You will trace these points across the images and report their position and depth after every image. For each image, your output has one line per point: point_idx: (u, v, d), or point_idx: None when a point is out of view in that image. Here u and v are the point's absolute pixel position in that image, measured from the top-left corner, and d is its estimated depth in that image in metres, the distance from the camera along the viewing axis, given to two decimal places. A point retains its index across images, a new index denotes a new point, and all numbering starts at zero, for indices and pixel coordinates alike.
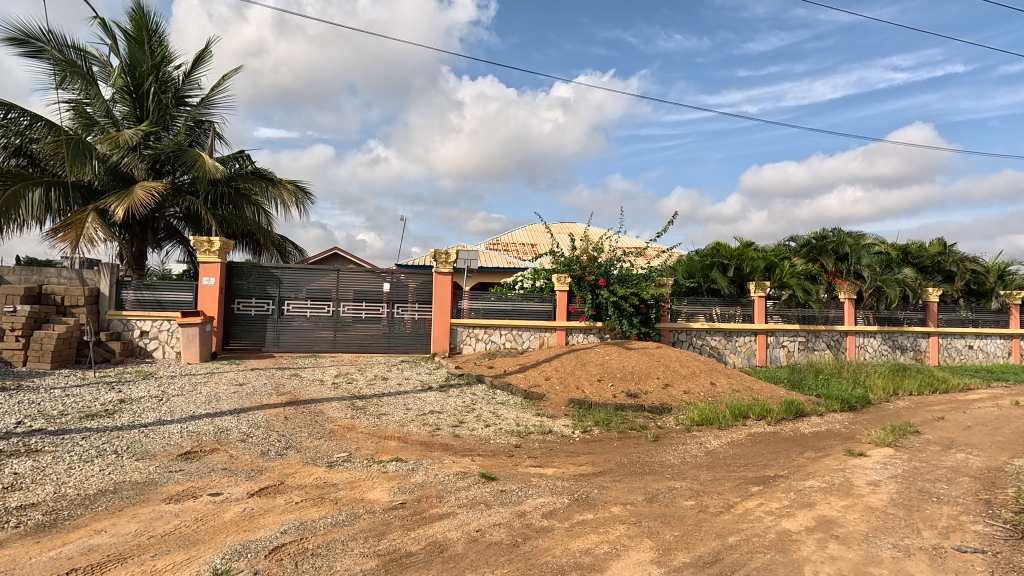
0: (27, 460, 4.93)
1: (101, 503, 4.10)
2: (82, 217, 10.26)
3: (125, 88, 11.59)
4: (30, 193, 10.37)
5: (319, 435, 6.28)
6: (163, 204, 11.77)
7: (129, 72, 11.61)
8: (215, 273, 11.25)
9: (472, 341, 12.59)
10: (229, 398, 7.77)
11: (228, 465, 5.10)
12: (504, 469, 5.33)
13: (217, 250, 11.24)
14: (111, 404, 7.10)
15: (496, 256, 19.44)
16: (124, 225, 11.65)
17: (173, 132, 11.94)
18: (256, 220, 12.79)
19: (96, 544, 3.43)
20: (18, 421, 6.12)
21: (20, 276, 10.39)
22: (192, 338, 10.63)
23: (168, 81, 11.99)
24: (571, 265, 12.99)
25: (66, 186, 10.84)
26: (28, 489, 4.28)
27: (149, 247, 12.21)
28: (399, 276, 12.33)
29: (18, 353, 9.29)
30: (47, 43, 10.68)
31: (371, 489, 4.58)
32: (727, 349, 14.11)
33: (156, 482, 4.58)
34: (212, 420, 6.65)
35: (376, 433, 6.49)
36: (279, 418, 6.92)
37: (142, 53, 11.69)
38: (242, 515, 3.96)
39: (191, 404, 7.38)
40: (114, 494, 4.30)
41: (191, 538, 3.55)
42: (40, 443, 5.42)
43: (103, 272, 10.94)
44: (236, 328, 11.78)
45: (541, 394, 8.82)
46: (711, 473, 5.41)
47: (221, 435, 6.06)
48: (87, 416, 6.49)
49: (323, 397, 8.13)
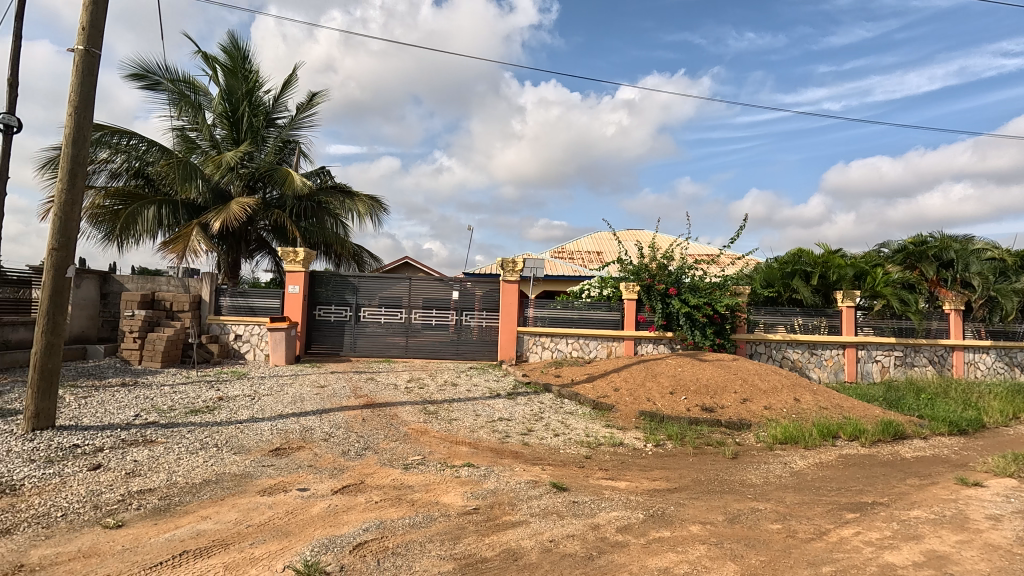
0: (145, 449, 5.50)
1: (205, 492, 4.48)
2: (187, 231, 11.35)
3: (224, 113, 12.77)
4: (146, 211, 11.61)
5: (395, 437, 6.53)
6: (254, 218, 12.81)
7: (227, 99, 12.77)
8: (300, 281, 12.06)
9: (539, 349, 12.60)
10: (312, 399, 8.26)
11: (313, 462, 5.42)
12: (574, 480, 5.26)
13: (302, 260, 12.05)
14: (211, 401, 7.77)
15: (561, 264, 19.41)
16: (221, 237, 12.72)
17: (264, 152, 12.95)
18: (335, 231, 13.55)
19: (203, 529, 3.75)
20: (135, 414, 6.83)
21: (138, 284, 11.82)
22: (279, 341, 11.43)
23: (259, 106, 13.08)
24: (639, 273, 12.58)
25: (175, 204, 12.03)
26: (145, 475, 4.77)
27: (242, 257, 13.29)
28: (467, 284, 12.61)
29: (135, 352, 10.45)
30: (161, 77, 11.99)
31: (445, 493, 4.69)
32: (811, 363, 13.19)
33: (251, 475, 4.95)
34: (298, 419, 7.09)
35: (448, 438, 6.64)
36: (357, 419, 7.27)
37: (239, 82, 12.87)
38: (327, 510, 4.19)
39: (279, 403, 7.91)
40: (215, 484, 4.68)
41: (284, 529, 3.80)
42: (154, 434, 6.03)
43: (205, 280, 12.02)
44: (317, 333, 12.52)
45: (611, 405, 8.64)
46: (798, 496, 5.04)
47: (306, 433, 6.45)
48: (192, 411, 7.14)
49: (398, 401, 8.44)
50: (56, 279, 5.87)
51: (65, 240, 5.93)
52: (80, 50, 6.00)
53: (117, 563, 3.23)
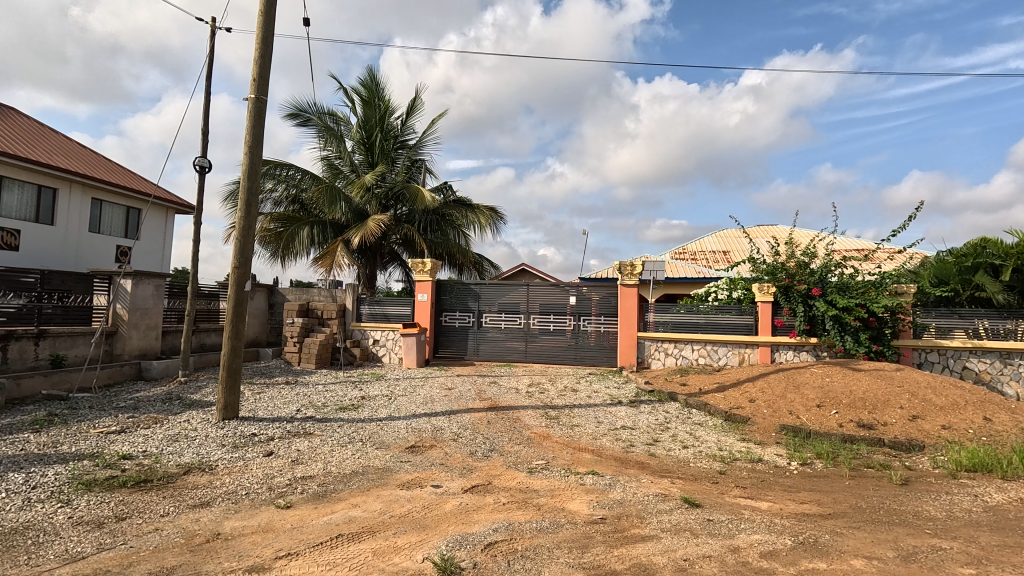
0: (305, 440, 6.28)
1: (354, 482, 4.97)
2: (334, 248, 12.77)
3: (362, 140, 14.20)
4: (302, 232, 13.29)
5: (518, 441, 6.67)
6: (387, 232, 13.97)
7: (364, 127, 14.19)
8: (428, 289, 12.93)
9: (661, 356, 12.04)
10: (441, 401, 8.77)
11: (444, 461, 5.74)
12: (708, 496, 4.92)
13: (429, 270, 12.90)
14: (356, 400, 8.63)
15: (682, 265, 18.44)
16: (360, 252, 14.09)
17: (395, 173, 14.15)
18: (457, 242, 14.38)
19: (354, 516, 4.16)
20: (297, 409, 7.83)
21: (296, 295, 13.59)
22: (411, 346, 12.36)
23: (390, 131, 14.36)
24: (775, 273, 11.44)
25: (324, 224, 13.62)
26: (307, 464, 5.43)
27: (378, 269, 14.59)
28: (584, 289, 12.53)
29: (295, 355, 11.98)
30: (312, 113, 13.73)
31: (571, 500, 4.67)
32: (1005, 376, 10.91)
33: (391, 469, 5.39)
34: (430, 419, 7.57)
35: (570, 444, 6.62)
36: (482, 421, 7.56)
37: (373, 111, 14.24)
38: (459, 508, 4.41)
39: (413, 403, 8.53)
40: (362, 475, 5.18)
41: (422, 523, 4.06)
42: (312, 428, 6.86)
43: (348, 290, 13.42)
44: (443, 338, 13.30)
45: (745, 417, 7.94)
46: (997, 537, 4.17)
47: (437, 433, 6.87)
48: (340, 408, 8.00)
49: (519, 405, 8.62)
50: (237, 293, 6.96)
51: (243, 260, 7.00)
52: (253, 98, 7.08)
53: (288, 540, 3.71)
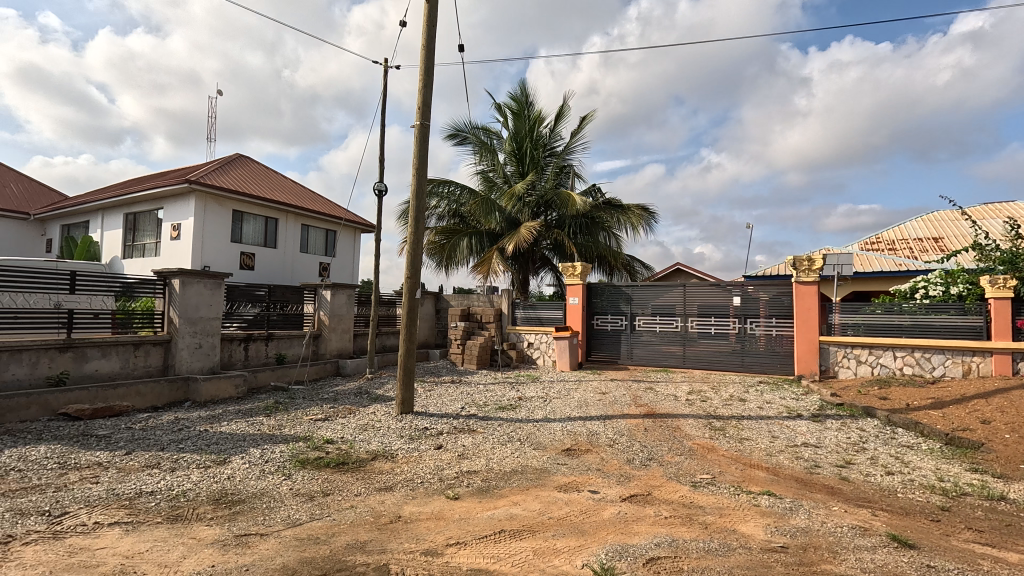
0: (469, 436, 6.74)
1: (514, 480, 5.17)
2: (490, 256, 13.50)
3: (513, 152, 14.85)
4: (462, 242, 14.34)
5: (679, 451, 6.27)
6: (539, 239, 14.36)
7: (515, 139, 14.82)
8: (579, 293, 12.99)
9: (851, 364, 10.32)
10: (595, 405, 8.69)
11: (601, 467, 5.66)
12: (926, 536, 4.04)
13: (579, 273, 12.92)
14: (513, 400, 9.00)
15: (876, 257, 15.67)
16: (514, 259, 14.63)
17: (545, 179, 14.52)
18: (607, 244, 14.36)
19: (514, 513, 4.31)
20: (462, 406, 8.45)
21: (459, 301, 14.75)
22: (564, 349, 12.51)
23: (539, 139, 14.79)
24: (1015, 260, 9.49)
25: (481, 234, 14.53)
26: (471, 459, 5.81)
27: (530, 274, 15.04)
28: (750, 288, 11.40)
29: (459, 356, 13.06)
30: (467, 132, 14.76)
31: (743, 521, 4.23)
32: None
33: (549, 470, 5.48)
34: (585, 423, 7.55)
35: (740, 459, 6.01)
36: (639, 428, 7.29)
37: (523, 123, 14.81)
38: (617, 517, 4.29)
39: (567, 406, 8.60)
40: (522, 474, 5.35)
41: (580, 528, 4.05)
42: (475, 425, 7.34)
43: (503, 295, 14.10)
44: (595, 341, 13.17)
45: (976, 442, 6.37)
46: None
47: (592, 437, 6.81)
48: (500, 408, 8.42)
49: (679, 413, 8.13)
50: (410, 301, 7.76)
51: (415, 270, 7.79)
52: (419, 125, 7.86)
53: (457, 529, 3.99)
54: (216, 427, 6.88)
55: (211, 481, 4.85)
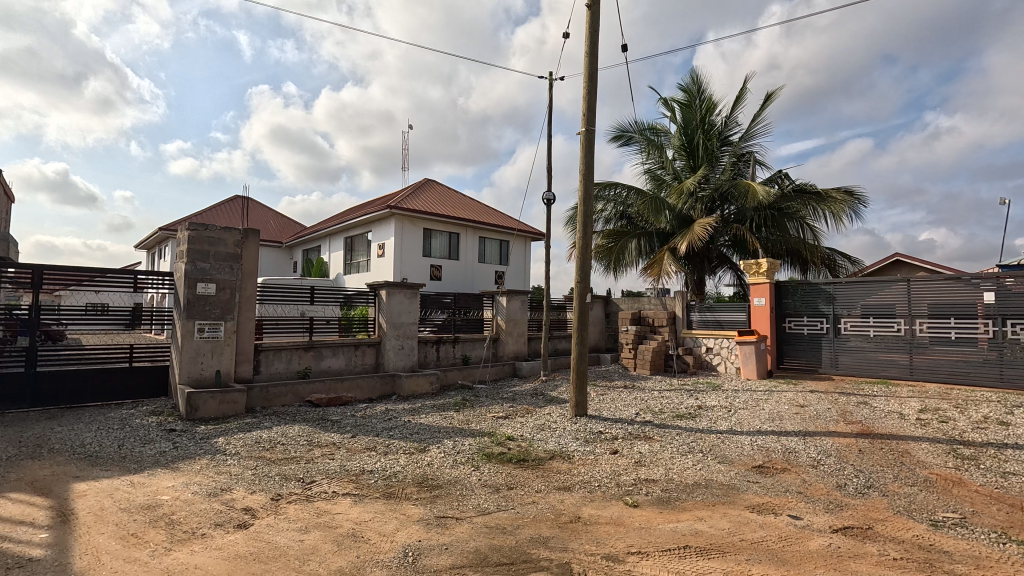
0: (646, 444, 6.52)
1: (698, 494, 4.85)
2: (661, 256, 12.87)
3: (682, 145, 14.04)
4: (631, 244, 14.01)
5: (910, 481, 5.18)
6: (716, 235, 13.33)
7: (684, 132, 13.99)
8: (766, 293, 11.57)
9: None
10: (792, 419, 7.67)
11: (803, 490, 4.97)
12: None
13: (765, 271, 11.56)
14: (693, 409, 8.46)
15: None
16: (687, 258, 13.73)
17: (720, 172, 13.49)
18: (799, 237, 12.68)
19: (700, 529, 4.04)
20: (637, 412, 8.24)
21: (629, 304, 14.42)
22: (749, 355, 11.33)
23: (712, 129, 13.77)
24: None
25: (651, 234, 14.03)
26: (649, 467, 5.62)
27: (707, 274, 13.95)
28: (1009, 281, 8.93)
29: (631, 360, 12.83)
30: (633, 131, 14.30)
31: None
32: None
33: (738, 488, 5.02)
34: (780, 438, 6.73)
35: (1006, 499, 4.71)
36: (852, 449, 6.22)
37: (693, 114, 13.88)
38: (828, 550, 3.72)
39: (757, 419, 7.76)
40: (707, 489, 4.99)
41: (780, 556, 3.61)
42: (652, 432, 7.08)
43: (677, 297, 13.27)
44: (788, 346, 11.68)
45: None
46: None
47: (790, 455, 6.03)
48: (678, 416, 7.99)
49: (907, 435, 6.72)
50: (581, 305, 7.87)
51: (585, 275, 7.88)
52: (584, 131, 7.96)
53: (638, 537, 3.89)
54: (416, 419, 7.86)
55: (414, 466, 5.55)
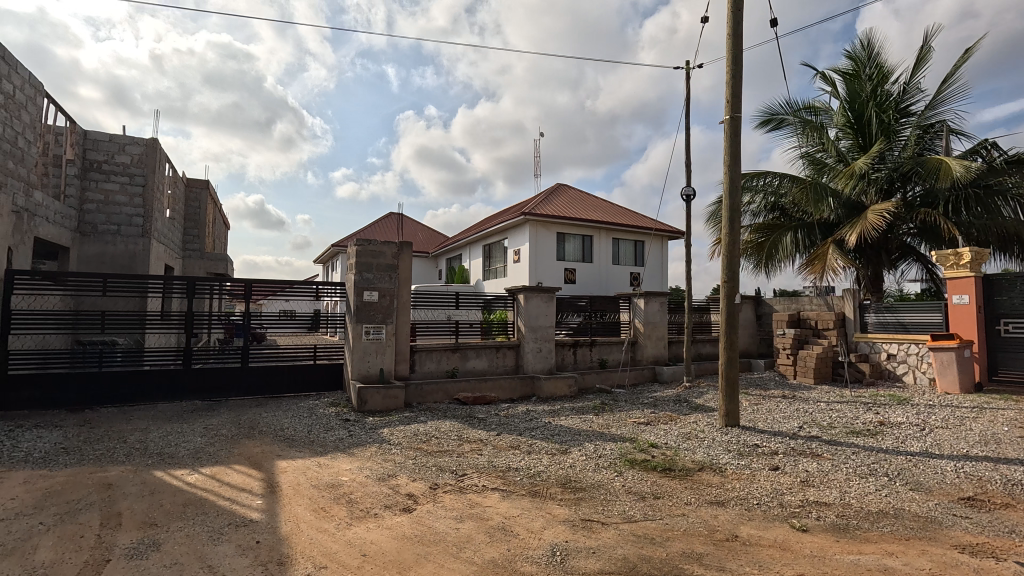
0: (814, 462, 5.80)
1: (885, 525, 4.16)
2: (824, 250, 11.37)
3: (848, 123, 12.23)
4: (785, 238, 12.62)
5: None
6: (896, 223, 11.41)
7: (851, 107, 12.15)
8: (969, 288, 9.47)
9: None
10: (1015, 444, 6.20)
11: None
12: None
13: (969, 262, 9.45)
14: (872, 425, 7.30)
15: None
16: (858, 251, 11.96)
17: (899, 149, 11.50)
18: (1016, 219, 10.30)
19: (890, 566, 3.46)
20: (799, 426, 7.37)
21: (785, 305, 12.98)
22: (947, 363, 9.50)
23: (888, 100, 11.80)
24: None
25: (810, 226, 12.51)
26: (819, 488, 4.99)
27: (885, 268, 11.99)
28: None
29: (790, 367, 11.60)
30: (785, 112, 12.78)
31: None
32: None
33: (940, 522, 4.20)
34: (997, 466, 5.49)
35: None
36: None
37: (861, 85, 11.98)
38: None
39: (962, 441, 6.42)
40: (897, 520, 4.26)
41: None
42: (820, 449, 6.27)
43: (847, 297, 11.62)
44: (1005, 355, 9.35)
45: None
46: None
47: (1014, 488, 4.88)
48: (853, 432, 6.96)
49: None
50: (729, 307, 7.29)
51: (732, 274, 7.29)
52: (729, 119, 7.39)
53: (809, 566, 3.47)
54: (556, 420, 7.98)
55: (557, 467, 5.64)
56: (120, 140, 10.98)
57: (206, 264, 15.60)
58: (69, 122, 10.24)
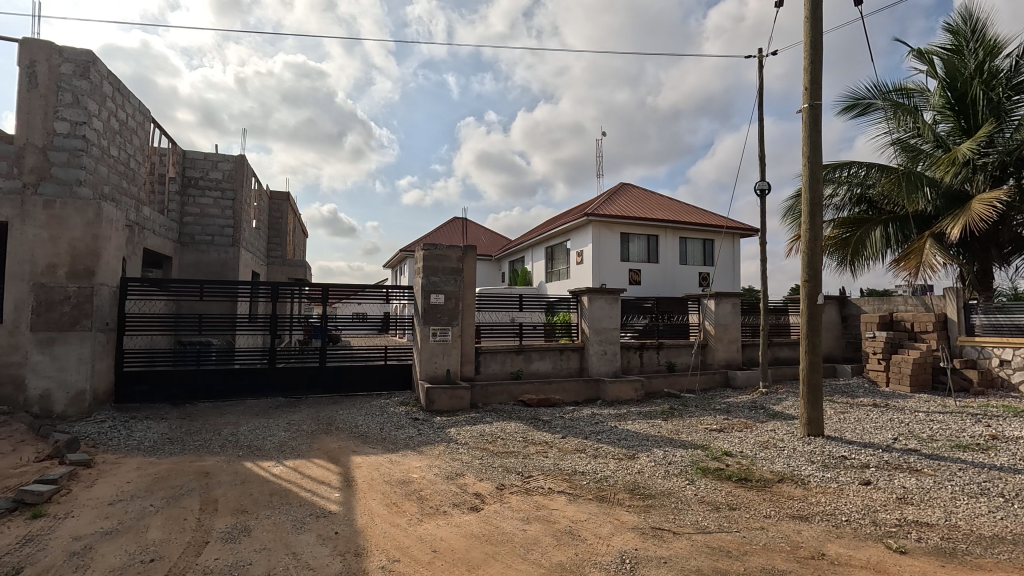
0: (912, 477, 5.28)
1: (1003, 552, 3.70)
2: (920, 244, 10.35)
3: (948, 104, 11.07)
4: (874, 233, 11.59)
5: None
6: (1009, 213, 10.06)
7: (951, 86, 11.00)
8: None
9: None
10: None
11: None
12: None
13: None
14: (983, 439, 6.54)
15: None
16: (962, 245, 10.87)
17: (1011, 129, 10.10)
18: None
19: None
20: (894, 437, 6.75)
21: (875, 305, 11.95)
22: None
23: (997, 76, 10.57)
24: None
25: (903, 219, 11.44)
26: (920, 506, 4.53)
27: (995, 263, 10.72)
28: None
29: (881, 373, 10.71)
30: (872, 96, 11.70)
31: None
32: None
33: None
34: None
35: None
36: None
37: (964, 62, 10.86)
38: None
39: None
40: (1017, 547, 3.78)
41: None
42: (920, 464, 5.70)
43: (949, 296, 10.49)
44: None
45: None
46: None
47: None
48: (959, 446, 6.28)
49: None
50: (810, 307, 6.81)
51: (813, 272, 6.80)
52: (807, 107, 6.93)
53: None
54: (623, 424, 7.82)
55: (625, 472, 5.51)
56: (214, 158, 12.00)
57: (287, 270, 16.73)
58: (171, 144, 11.34)
